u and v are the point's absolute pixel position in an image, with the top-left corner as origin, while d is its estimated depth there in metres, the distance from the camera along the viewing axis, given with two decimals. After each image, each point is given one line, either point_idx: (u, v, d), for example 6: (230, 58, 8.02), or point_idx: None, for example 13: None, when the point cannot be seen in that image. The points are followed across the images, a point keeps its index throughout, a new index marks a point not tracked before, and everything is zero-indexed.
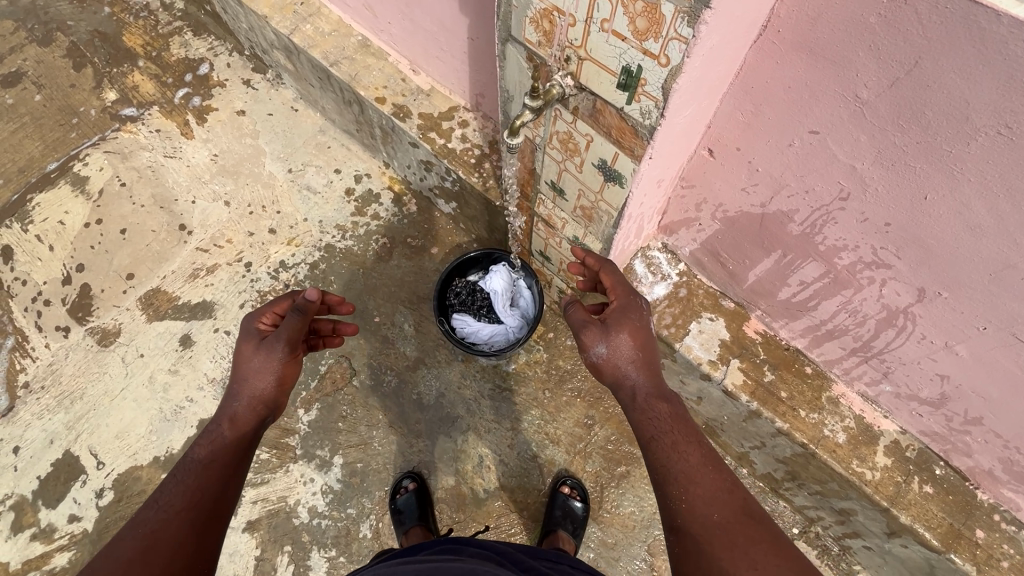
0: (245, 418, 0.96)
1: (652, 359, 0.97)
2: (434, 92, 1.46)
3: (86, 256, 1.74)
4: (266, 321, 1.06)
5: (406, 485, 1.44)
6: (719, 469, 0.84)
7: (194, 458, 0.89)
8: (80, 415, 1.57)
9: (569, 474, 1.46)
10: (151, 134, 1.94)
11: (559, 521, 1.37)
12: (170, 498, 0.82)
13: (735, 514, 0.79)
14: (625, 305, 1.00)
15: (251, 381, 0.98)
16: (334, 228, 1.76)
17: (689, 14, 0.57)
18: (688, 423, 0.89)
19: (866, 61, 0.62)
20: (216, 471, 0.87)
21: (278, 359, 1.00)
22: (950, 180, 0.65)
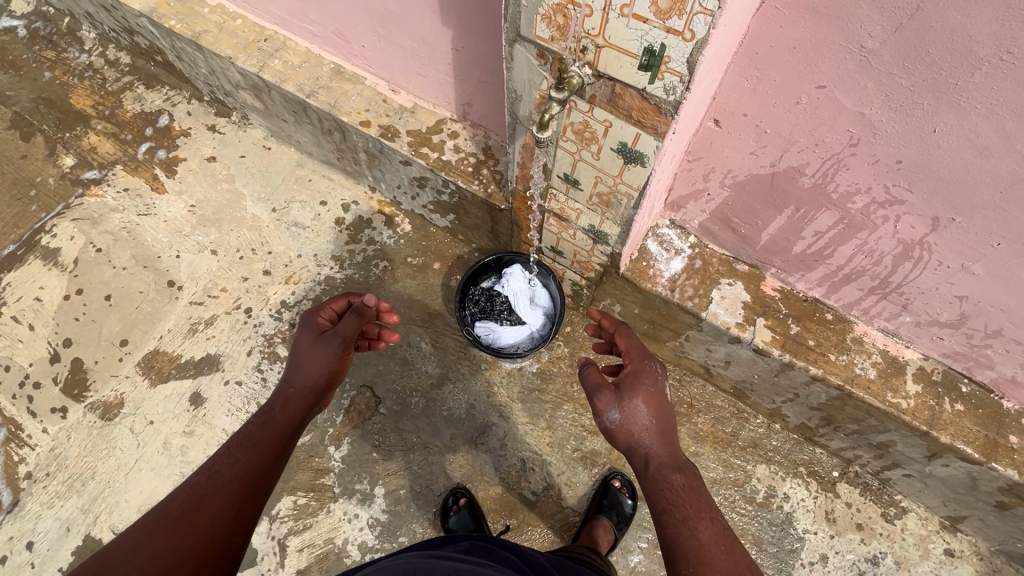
0: (295, 406, 0.93)
1: (667, 431, 1.00)
2: (417, 109, 1.47)
3: (72, 329, 1.65)
4: (325, 316, 1.03)
5: (457, 502, 1.42)
6: (732, 552, 0.84)
7: (243, 431, 0.89)
8: (96, 495, 1.48)
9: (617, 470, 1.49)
10: (119, 194, 1.87)
11: (604, 509, 1.40)
12: (220, 469, 0.82)
13: None
14: (638, 371, 1.05)
15: (303, 371, 0.95)
16: (331, 259, 1.73)
17: None
18: (701, 499, 0.91)
19: (870, 10, 0.67)
20: (267, 444, 0.86)
21: (334, 355, 0.96)
22: (958, 110, 0.71)
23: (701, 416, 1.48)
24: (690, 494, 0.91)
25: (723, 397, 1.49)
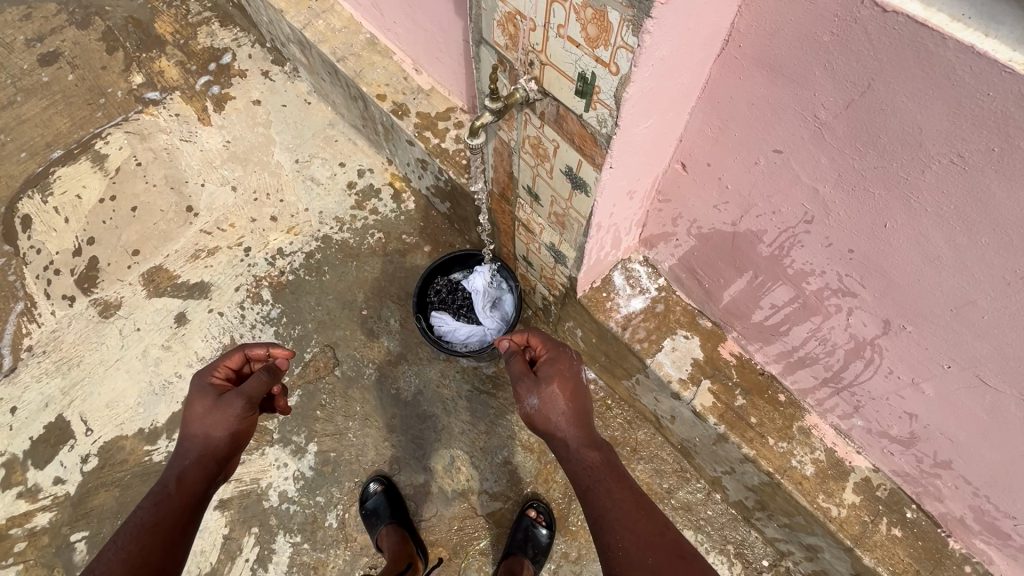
0: (193, 477, 0.97)
1: (585, 413, 0.96)
2: (433, 93, 1.48)
3: (98, 230, 1.82)
4: (218, 377, 1.06)
5: (374, 488, 1.44)
6: (655, 518, 0.84)
7: (136, 521, 0.90)
8: (76, 381, 1.63)
9: (538, 498, 1.45)
10: (171, 117, 2.02)
11: (519, 545, 1.35)
12: (109, 566, 0.83)
13: (669, 557, 0.79)
14: (554, 357, 0.99)
15: (199, 438, 1.00)
16: (332, 220, 1.79)
17: (633, 23, 0.56)
18: (621, 470, 0.90)
19: (822, 80, 0.60)
20: (162, 534, 0.89)
21: (234, 417, 1.00)
22: (908, 209, 0.63)
23: (641, 463, 1.42)
24: (611, 463, 0.91)
25: (669, 451, 1.42)
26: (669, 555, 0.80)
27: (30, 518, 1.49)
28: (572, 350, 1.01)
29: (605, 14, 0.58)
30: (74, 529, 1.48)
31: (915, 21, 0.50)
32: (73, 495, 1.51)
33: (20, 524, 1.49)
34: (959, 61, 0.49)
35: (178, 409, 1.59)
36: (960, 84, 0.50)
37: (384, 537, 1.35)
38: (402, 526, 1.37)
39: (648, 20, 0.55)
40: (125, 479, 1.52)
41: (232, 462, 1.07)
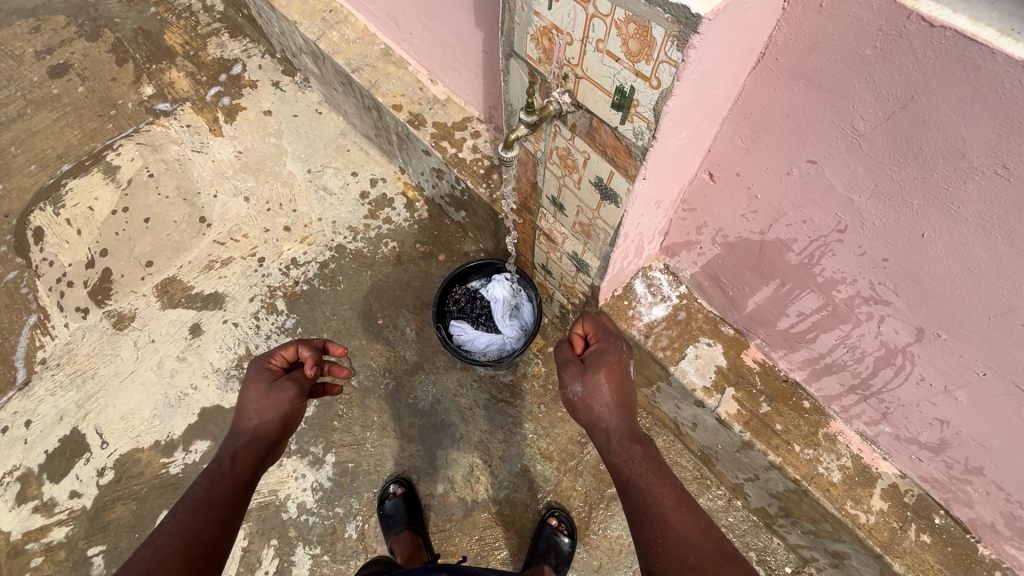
0: (245, 457, 0.98)
1: (630, 404, 0.97)
2: (449, 103, 1.49)
3: (111, 242, 1.81)
4: (276, 363, 1.11)
5: (395, 490, 1.44)
6: (699, 518, 0.82)
7: (192, 496, 0.90)
8: (91, 394, 1.62)
9: (559, 505, 1.44)
10: (182, 128, 2.02)
11: (542, 553, 1.35)
12: (167, 539, 0.82)
13: (712, 556, 0.76)
14: (604, 347, 1.01)
15: (256, 420, 1.03)
16: (346, 229, 1.80)
17: (678, 38, 0.57)
18: (663, 467, 0.89)
19: (862, 92, 0.61)
20: (217, 510, 0.88)
21: (288, 400, 1.06)
22: (948, 219, 0.63)
23: None
24: (654, 458, 0.90)
25: (689, 457, 1.42)
26: (714, 554, 0.77)
27: (46, 532, 1.48)
28: (621, 343, 1.03)
29: (648, 29, 0.59)
30: (90, 543, 1.47)
31: (964, 35, 0.50)
32: (89, 508, 1.50)
33: (36, 539, 1.48)
34: (1008, 74, 0.50)
35: (194, 420, 1.58)
36: (1007, 97, 0.51)
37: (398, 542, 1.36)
38: (417, 532, 1.39)
39: (695, 36, 0.55)
40: (142, 492, 1.51)
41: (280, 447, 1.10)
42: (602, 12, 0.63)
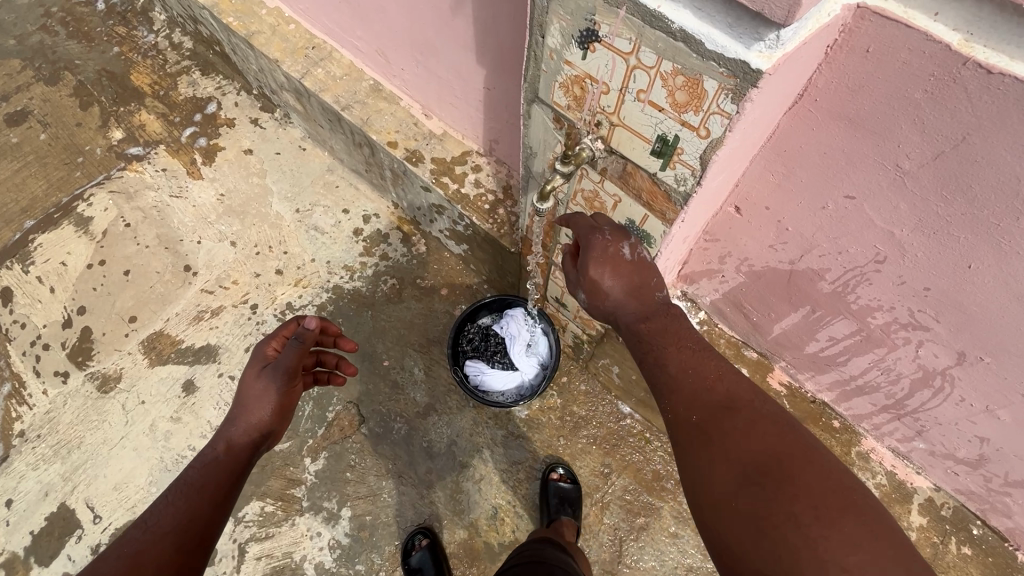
0: (240, 444, 0.94)
1: (634, 289, 0.83)
2: (446, 137, 1.46)
3: (88, 298, 1.70)
4: (274, 345, 1.01)
5: (419, 542, 1.37)
6: (709, 376, 0.78)
7: (185, 478, 0.89)
8: (78, 465, 1.51)
9: (558, 462, 1.47)
10: (157, 173, 1.93)
11: (555, 508, 1.35)
12: (160, 520, 0.82)
13: (714, 409, 0.74)
14: (586, 244, 0.83)
15: (246, 410, 0.96)
16: (342, 268, 1.74)
17: (734, 92, 0.55)
18: (672, 333, 0.84)
19: (910, 133, 0.61)
20: (211, 493, 0.87)
21: (276, 391, 0.96)
22: (997, 251, 0.64)
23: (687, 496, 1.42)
24: (656, 335, 0.84)
25: None
26: (723, 416, 0.73)
27: None
28: (604, 223, 0.84)
29: (700, 82, 0.57)
30: None
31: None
32: None
33: None
34: None
35: None
36: None
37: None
38: None
39: (753, 90, 0.54)
40: None
41: (278, 434, 1.04)
42: (646, 63, 0.61)
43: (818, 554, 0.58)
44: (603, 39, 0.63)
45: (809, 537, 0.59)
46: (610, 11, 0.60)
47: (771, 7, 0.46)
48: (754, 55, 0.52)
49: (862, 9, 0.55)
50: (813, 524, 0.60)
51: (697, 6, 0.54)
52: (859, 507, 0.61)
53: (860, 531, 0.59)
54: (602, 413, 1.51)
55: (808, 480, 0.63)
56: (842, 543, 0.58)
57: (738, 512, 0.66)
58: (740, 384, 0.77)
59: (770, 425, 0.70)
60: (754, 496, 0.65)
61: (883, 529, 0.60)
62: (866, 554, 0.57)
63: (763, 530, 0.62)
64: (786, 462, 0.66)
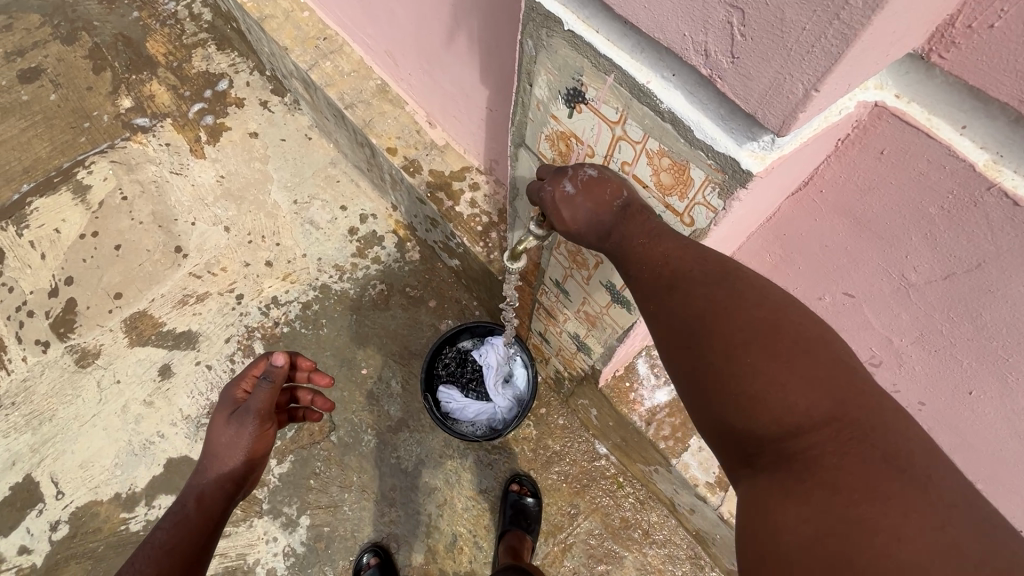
0: (212, 497, 0.92)
1: (599, 211, 0.61)
2: (447, 149, 1.40)
3: (77, 269, 1.69)
4: (244, 388, 0.98)
5: (368, 560, 1.35)
6: (670, 254, 0.57)
7: (156, 542, 0.85)
8: (47, 438, 1.51)
9: (520, 473, 1.45)
10: (162, 148, 1.87)
11: (512, 520, 1.34)
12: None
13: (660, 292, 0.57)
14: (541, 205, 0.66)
15: (217, 460, 0.93)
16: (332, 267, 1.70)
17: (721, 187, 0.50)
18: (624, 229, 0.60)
19: (920, 247, 0.54)
20: (179, 562, 0.83)
21: (248, 436, 0.93)
22: (1002, 384, 0.58)
23: (653, 548, 1.38)
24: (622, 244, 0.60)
25: (682, 534, 1.39)
26: (660, 294, 0.57)
27: None
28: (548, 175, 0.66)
29: (686, 169, 0.52)
30: None
31: None
32: (39, 567, 1.39)
33: None
34: None
35: (159, 472, 1.48)
36: None
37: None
38: None
39: (741, 190, 0.49)
40: (99, 551, 1.40)
41: (253, 478, 1.02)
42: (631, 137, 0.55)
43: (758, 415, 0.49)
44: (589, 102, 0.57)
45: (746, 398, 0.50)
46: (597, 76, 0.54)
47: (766, 113, 0.41)
48: (744, 154, 0.47)
49: (880, 108, 0.48)
50: (749, 381, 0.50)
51: (689, 89, 0.48)
52: (802, 351, 0.49)
53: (796, 372, 0.48)
54: (576, 450, 1.46)
55: (745, 339, 0.51)
56: (777, 397, 0.48)
57: (680, 381, 0.56)
58: (705, 257, 0.56)
59: (708, 279, 0.55)
60: (691, 365, 0.54)
61: (828, 364, 0.48)
62: (799, 401, 0.48)
63: (705, 393, 0.53)
64: (719, 318, 0.53)
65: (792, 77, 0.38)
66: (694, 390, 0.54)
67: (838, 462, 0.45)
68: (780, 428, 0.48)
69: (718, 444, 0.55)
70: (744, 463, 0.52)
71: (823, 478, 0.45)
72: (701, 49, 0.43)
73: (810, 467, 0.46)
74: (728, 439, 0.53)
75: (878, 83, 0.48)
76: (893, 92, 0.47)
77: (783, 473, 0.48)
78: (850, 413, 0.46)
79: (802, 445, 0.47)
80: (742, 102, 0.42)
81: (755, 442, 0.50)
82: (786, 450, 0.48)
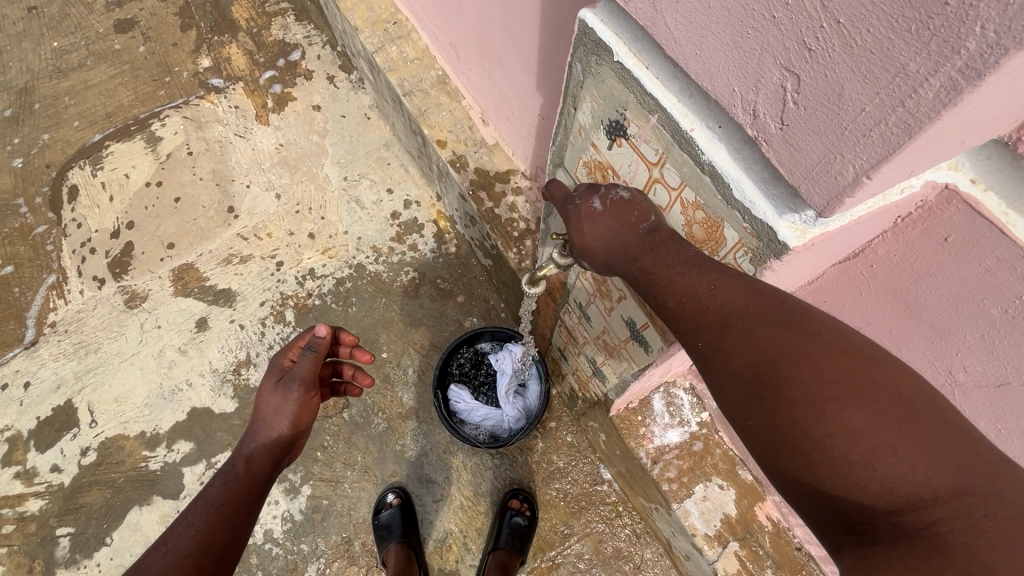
0: (260, 460, 0.96)
1: (623, 230, 0.60)
2: (496, 149, 1.39)
3: (139, 216, 1.79)
4: (289, 358, 1.03)
5: (390, 501, 1.40)
6: (716, 287, 0.53)
7: (208, 499, 0.89)
8: (90, 368, 1.62)
9: (522, 488, 1.42)
10: (229, 109, 1.94)
11: (504, 535, 1.33)
12: (180, 544, 0.81)
13: (719, 323, 0.52)
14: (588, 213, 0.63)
15: (266, 424, 0.98)
16: (370, 248, 1.73)
17: (752, 253, 0.53)
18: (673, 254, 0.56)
19: (975, 346, 0.51)
20: (230, 513, 0.87)
21: (294, 401, 0.99)
22: None
23: None
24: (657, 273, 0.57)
25: None
26: (716, 331, 0.52)
27: (22, 502, 1.50)
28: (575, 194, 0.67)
29: (719, 227, 0.54)
30: (61, 522, 1.48)
31: None
32: (67, 486, 1.51)
33: (12, 505, 1.50)
34: None
35: (182, 419, 1.57)
36: None
37: (392, 555, 1.32)
38: (410, 547, 1.34)
39: (773, 260, 0.50)
40: (119, 482, 1.51)
41: (297, 445, 1.07)
42: (667, 183, 0.58)
43: (861, 483, 0.43)
44: (630, 138, 0.58)
45: (842, 461, 0.43)
46: (641, 113, 0.54)
47: (809, 187, 0.44)
48: (783, 225, 0.47)
49: (950, 191, 0.44)
50: (844, 443, 0.43)
51: (735, 146, 0.49)
52: (903, 405, 0.42)
53: (903, 432, 0.42)
54: (579, 470, 1.44)
55: (837, 392, 0.44)
56: (884, 463, 0.42)
57: (752, 433, 0.50)
58: (761, 294, 0.51)
59: (772, 317, 0.49)
60: (768, 416, 0.48)
61: (937, 424, 0.42)
62: (911, 467, 0.41)
63: (786, 451, 0.47)
64: (801, 365, 0.46)
65: (843, 157, 0.40)
66: (772, 447, 0.48)
67: (971, 541, 0.39)
68: (892, 499, 0.42)
69: (799, 504, 0.48)
70: (845, 533, 0.45)
71: (957, 559, 0.39)
72: (749, 108, 0.45)
73: (934, 543, 0.40)
74: (819, 503, 0.46)
75: (953, 163, 0.43)
76: (969, 175, 0.43)
77: (902, 550, 0.41)
78: (975, 483, 0.39)
79: (922, 517, 0.41)
80: (786, 172, 0.45)
81: (859, 511, 0.44)
82: (902, 524, 0.41)
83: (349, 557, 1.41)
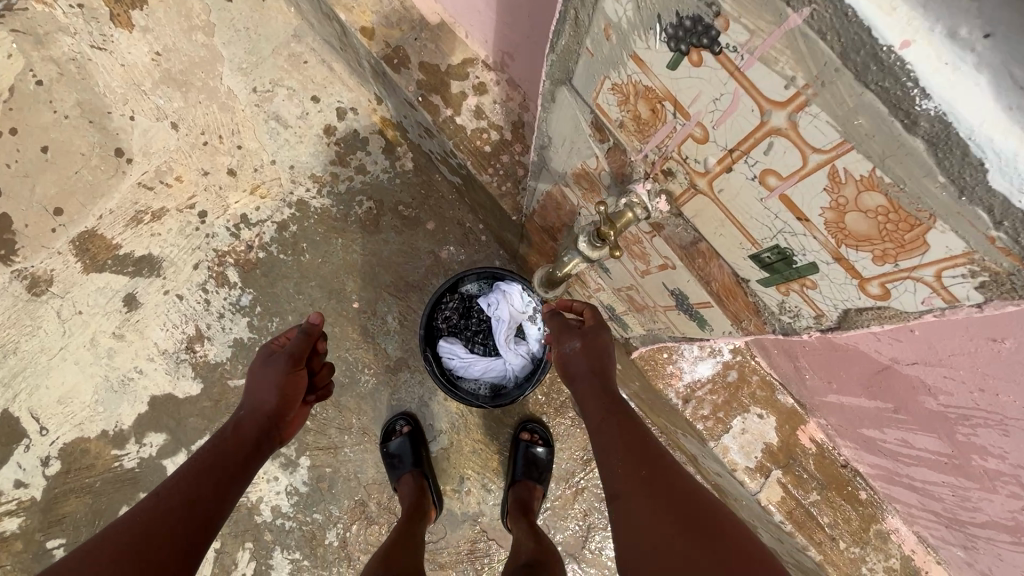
0: (248, 429, 0.82)
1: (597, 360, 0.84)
2: (443, 32, 1.04)
3: (2, 178, 1.40)
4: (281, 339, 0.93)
5: (400, 428, 1.31)
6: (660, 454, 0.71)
7: (197, 452, 0.77)
8: (16, 371, 1.38)
9: (531, 420, 1.35)
10: (70, 9, 1.42)
11: (523, 469, 1.27)
12: (165, 490, 0.70)
13: (643, 473, 0.69)
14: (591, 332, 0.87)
15: (255, 394, 0.85)
16: (308, 178, 1.41)
17: (975, 270, 0.37)
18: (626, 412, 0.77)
19: None
20: (222, 474, 0.75)
21: (276, 376, 0.84)
22: None
23: None
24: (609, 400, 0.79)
25: None
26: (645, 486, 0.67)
27: None
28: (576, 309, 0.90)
29: (915, 220, 0.38)
30: (48, 535, 1.35)
31: None
32: (40, 500, 1.36)
33: None
34: None
35: (144, 409, 1.39)
36: None
37: (406, 484, 1.24)
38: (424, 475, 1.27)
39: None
40: (96, 486, 1.36)
41: (286, 432, 0.90)
42: (792, 136, 0.41)
43: None
44: (722, 53, 0.41)
45: None
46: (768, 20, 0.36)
47: None
48: None
49: None
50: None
51: None
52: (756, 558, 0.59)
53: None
54: None
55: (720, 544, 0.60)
56: None
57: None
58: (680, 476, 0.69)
59: (683, 489, 0.67)
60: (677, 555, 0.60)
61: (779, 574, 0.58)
62: None
63: None
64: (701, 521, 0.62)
65: None
66: None
67: None
68: None
69: None
70: None
71: None
72: None
73: None
74: None
75: None
76: None
77: None
78: None
79: None
80: None
81: None
82: None
83: (366, 518, 1.34)
